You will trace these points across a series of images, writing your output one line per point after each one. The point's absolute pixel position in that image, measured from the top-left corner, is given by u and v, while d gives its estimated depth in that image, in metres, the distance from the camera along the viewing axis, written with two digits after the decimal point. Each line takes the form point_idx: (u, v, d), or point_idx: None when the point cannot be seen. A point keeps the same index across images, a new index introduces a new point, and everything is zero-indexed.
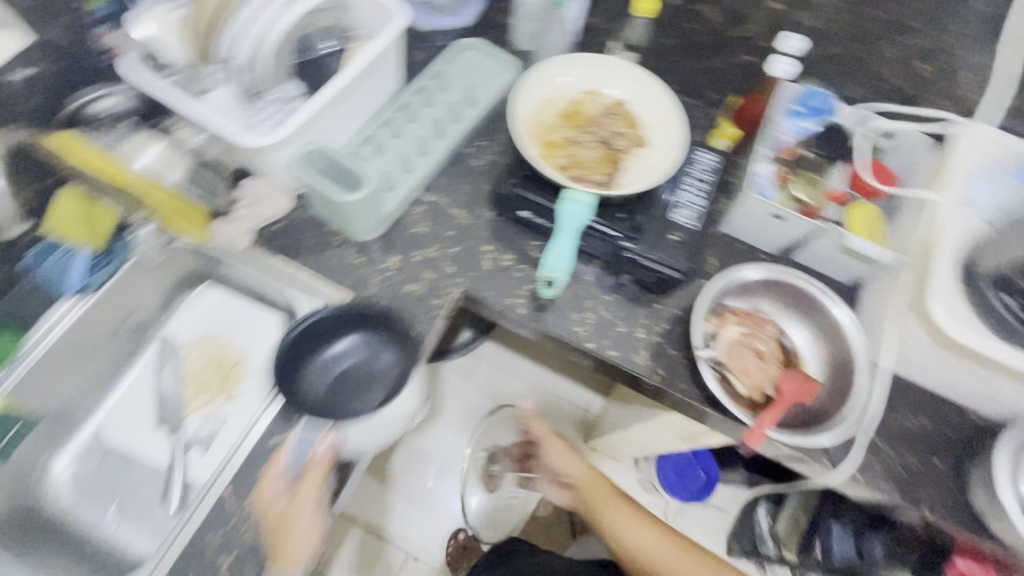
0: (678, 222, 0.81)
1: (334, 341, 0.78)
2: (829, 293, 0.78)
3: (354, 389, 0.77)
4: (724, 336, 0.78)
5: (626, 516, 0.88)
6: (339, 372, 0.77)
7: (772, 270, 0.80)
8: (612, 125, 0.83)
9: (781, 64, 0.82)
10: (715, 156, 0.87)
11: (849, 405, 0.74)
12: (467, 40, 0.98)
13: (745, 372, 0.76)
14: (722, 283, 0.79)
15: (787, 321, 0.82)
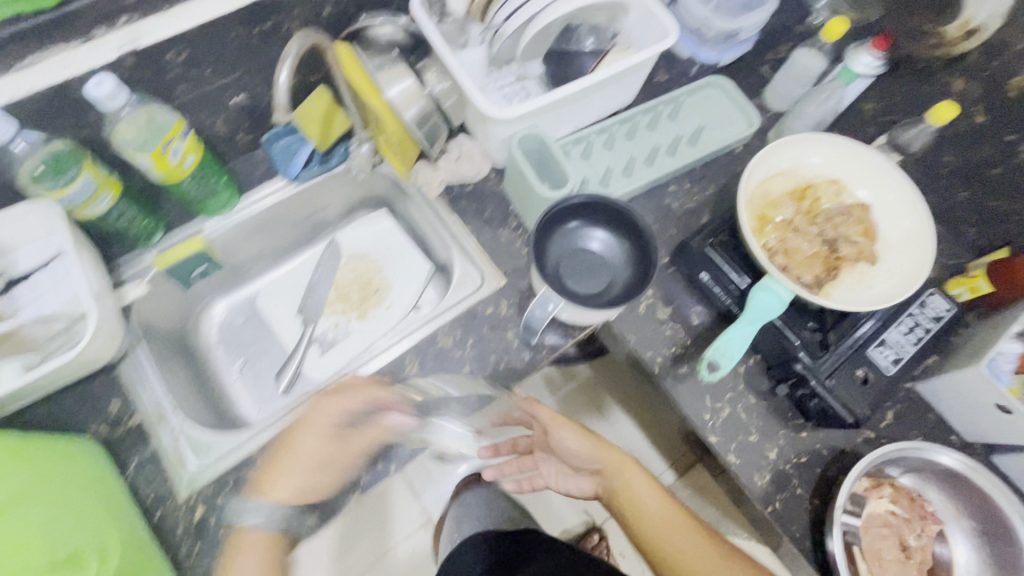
0: (873, 358, 0.70)
1: (585, 227, 0.77)
2: None
3: (591, 273, 0.75)
4: (871, 507, 0.67)
5: (637, 484, 0.72)
6: (577, 254, 0.76)
7: (978, 469, 0.65)
8: (845, 227, 0.73)
9: None
10: (950, 308, 0.73)
11: None
12: (718, 77, 0.91)
13: (877, 558, 0.65)
14: (902, 452, 0.66)
15: (955, 526, 0.68)
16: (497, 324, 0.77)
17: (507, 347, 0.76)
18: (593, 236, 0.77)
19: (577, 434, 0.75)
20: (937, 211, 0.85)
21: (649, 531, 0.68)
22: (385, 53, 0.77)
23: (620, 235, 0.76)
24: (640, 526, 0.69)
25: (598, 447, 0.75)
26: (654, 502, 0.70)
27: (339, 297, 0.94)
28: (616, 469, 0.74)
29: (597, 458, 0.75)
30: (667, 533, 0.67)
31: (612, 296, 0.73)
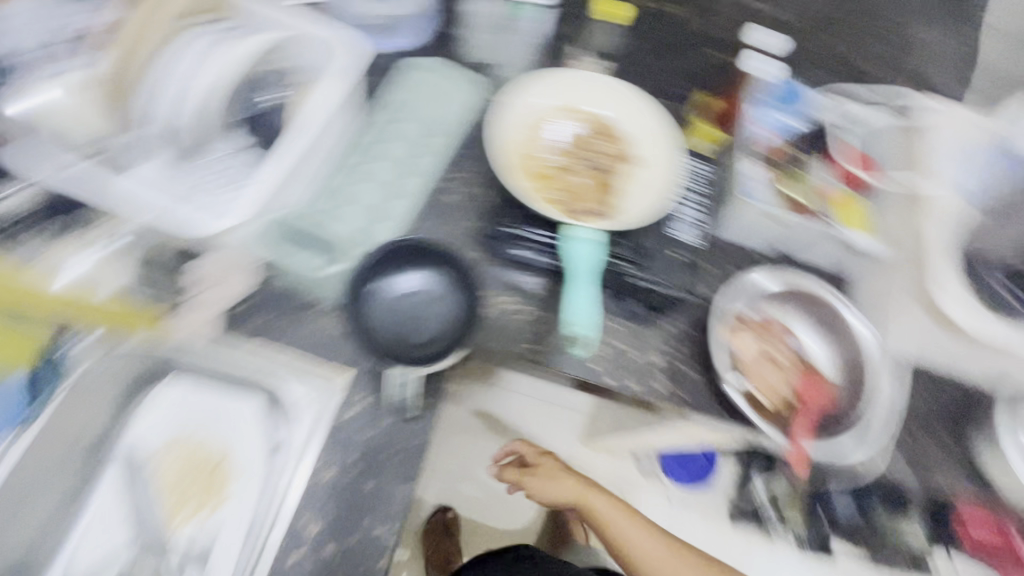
0: (680, 238, 0.81)
1: (387, 279, 0.69)
2: (835, 292, 0.79)
3: (420, 319, 0.68)
4: (743, 351, 0.77)
5: (610, 511, 0.87)
6: (395, 311, 0.68)
7: (781, 275, 0.80)
8: (600, 147, 0.78)
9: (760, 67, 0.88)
10: (709, 165, 0.85)
11: (867, 403, 0.75)
12: (418, 57, 0.87)
13: (767, 384, 0.76)
14: (729, 296, 0.78)
15: (797, 322, 0.82)
16: (370, 422, 0.68)
17: (392, 436, 0.68)
18: (404, 283, 0.69)
19: (557, 481, 0.90)
20: None
21: (628, 532, 0.85)
22: (45, 229, 0.65)
23: (428, 267, 0.70)
24: (621, 545, 0.85)
25: (565, 483, 0.90)
26: (637, 535, 0.85)
27: (179, 501, 0.75)
28: (582, 496, 0.89)
29: (563, 496, 0.90)
30: (639, 541, 0.84)
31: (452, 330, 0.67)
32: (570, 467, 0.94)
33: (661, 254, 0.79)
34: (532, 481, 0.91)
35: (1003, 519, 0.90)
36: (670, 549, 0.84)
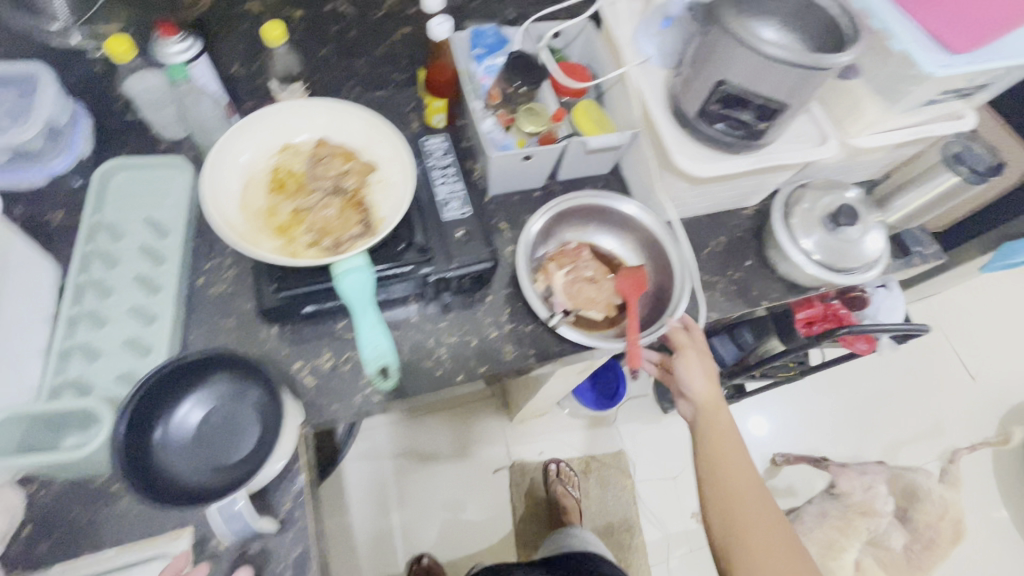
0: (454, 217, 0.78)
1: (169, 420, 0.61)
2: (608, 195, 0.84)
3: (224, 440, 0.62)
4: (559, 285, 0.81)
5: (725, 436, 0.75)
6: (193, 445, 0.61)
7: (559, 202, 0.82)
8: (329, 169, 0.73)
9: (437, 27, 0.76)
10: (443, 138, 0.84)
11: (676, 272, 0.82)
12: (105, 163, 0.78)
13: (591, 302, 0.80)
14: (525, 242, 0.79)
15: (594, 233, 0.88)
16: (235, 559, 0.62)
17: (267, 559, 0.62)
18: (184, 413, 0.62)
19: (705, 367, 0.78)
20: (367, 85, 0.94)
21: (771, 514, 0.71)
22: None
23: (197, 383, 0.63)
24: (745, 523, 0.71)
25: (714, 389, 0.79)
26: (723, 432, 0.76)
27: None
28: (717, 413, 0.78)
29: (702, 395, 0.78)
30: (731, 458, 0.74)
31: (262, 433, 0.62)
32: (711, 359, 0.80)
33: (441, 242, 0.76)
34: (681, 358, 0.78)
35: (827, 300, 1.04)
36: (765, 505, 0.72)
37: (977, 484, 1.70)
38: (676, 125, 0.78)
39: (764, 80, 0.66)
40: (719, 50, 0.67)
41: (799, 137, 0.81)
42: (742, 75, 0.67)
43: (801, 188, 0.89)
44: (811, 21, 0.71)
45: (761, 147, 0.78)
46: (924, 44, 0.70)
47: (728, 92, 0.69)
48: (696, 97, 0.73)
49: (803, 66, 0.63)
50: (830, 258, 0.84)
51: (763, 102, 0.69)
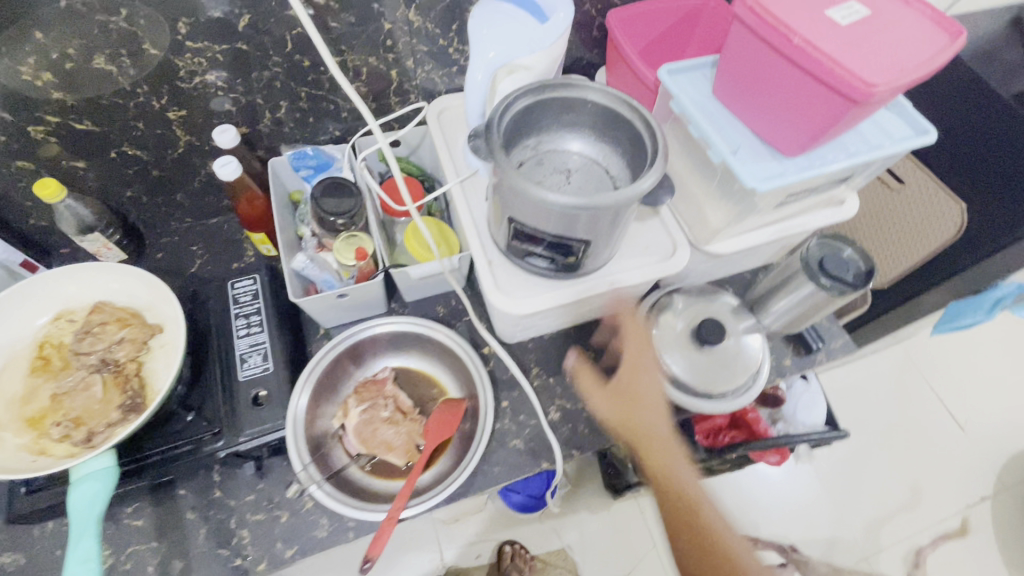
0: (252, 376, 0.68)
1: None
2: (417, 320, 0.77)
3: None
4: (353, 426, 0.71)
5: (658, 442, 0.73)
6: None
7: (358, 331, 0.75)
8: (98, 341, 0.65)
9: (222, 170, 0.70)
10: (254, 277, 0.75)
11: (487, 410, 0.72)
12: None
13: (386, 447, 0.70)
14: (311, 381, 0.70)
15: (410, 357, 0.79)
16: None
17: None
18: None
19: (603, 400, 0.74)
20: (196, 214, 0.87)
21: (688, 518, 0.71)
22: None
23: None
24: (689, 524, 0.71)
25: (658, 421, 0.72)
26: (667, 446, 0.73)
27: None
28: (662, 434, 0.72)
29: (646, 425, 0.72)
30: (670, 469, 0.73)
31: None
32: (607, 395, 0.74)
33: (232, 410, 0.67)
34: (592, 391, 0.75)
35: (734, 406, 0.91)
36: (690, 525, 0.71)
37: (974, 558, 1.51)
38: (497, 251, 0.70)
39: (551, 223, 0.57)
40: (502, 188, 0.57)
41: (646, 249, 0.71)
42: (530, 216, 0.57)
43: (668, 295, 0.79)
44: (620, 134, 0.62)
45: (594, 269, 0.69)
46: (752, 153, 0.61)
47: (523, 231, 0.60)
48: (501, 229, 0.65)
49: (584, 209, 0.54)
50: (698, 381, 0.73)
51: (562, 240, 0.60)
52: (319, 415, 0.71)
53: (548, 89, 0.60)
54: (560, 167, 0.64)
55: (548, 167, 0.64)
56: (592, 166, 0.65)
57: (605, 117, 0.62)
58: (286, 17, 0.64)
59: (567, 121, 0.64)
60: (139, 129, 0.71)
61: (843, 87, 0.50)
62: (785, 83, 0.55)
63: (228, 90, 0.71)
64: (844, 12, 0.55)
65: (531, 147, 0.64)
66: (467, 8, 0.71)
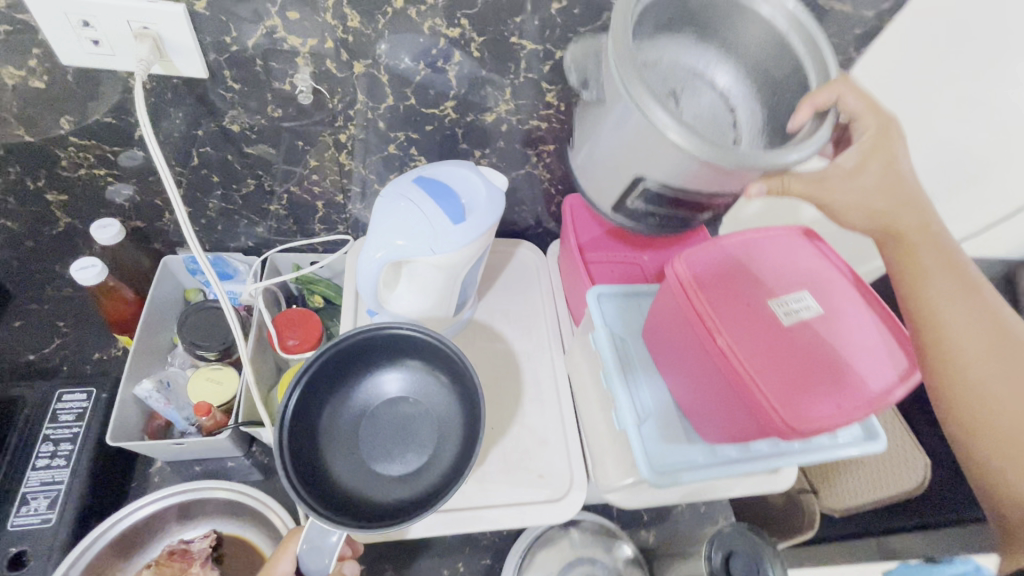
0: (24, 525, 0.57)
1: (385, 371, 0.58)
2: (254, 492, 0.63)
3: (399, 441, 0.56)
4: None
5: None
6: (383, 416, 0.57)
7: (176, 492, 0.62)
8: None
9: (81, 273, 0.60)
10: (88, 392, 0.64)
11: None
12: None
13: None
14: (91, 553, 0.57)
15: (241, 528, 0.65)
16: None
17: None
18: None
19: (893, 151, 0.43)
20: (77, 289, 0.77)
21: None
22: None
23: None
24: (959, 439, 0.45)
25: (877, 174, 0.44)
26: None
27: None
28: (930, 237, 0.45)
29: (865, 210, 0.44)
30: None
31: (458, 439, 0.55)
32: (886, 131, 0.43)
33: None
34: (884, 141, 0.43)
35: None
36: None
37: None
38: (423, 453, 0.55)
39: (682, 177, 0.41)
40: (592, 127, 0.44)
41: (535, 481, 0.60)
42: (636, 167, 0.42)
43: (561, 527, 0.67)
44: (772, 83, 0.46)
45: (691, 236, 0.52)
46: (658, 423, 0.51)
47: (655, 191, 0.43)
48: (609, 185, 0.45)
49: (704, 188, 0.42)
50: None
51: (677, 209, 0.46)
52: None
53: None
54: (680, 91, 0.45)
55: (674, 89, 0.45)
56: (721, 101, 0.47)
57: (742, 29, 0.45)
58: (191, 134, 0.58)
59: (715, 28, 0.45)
60: (10, 203, 0.63)
61: (762, 416, 0.42)
62: (704, 374, 0.46)
63: (120, 185, 0.63)
64: (789, 309, 0.46)
65: (668, 64, 0.46)
66: (406, 163, 0.65)
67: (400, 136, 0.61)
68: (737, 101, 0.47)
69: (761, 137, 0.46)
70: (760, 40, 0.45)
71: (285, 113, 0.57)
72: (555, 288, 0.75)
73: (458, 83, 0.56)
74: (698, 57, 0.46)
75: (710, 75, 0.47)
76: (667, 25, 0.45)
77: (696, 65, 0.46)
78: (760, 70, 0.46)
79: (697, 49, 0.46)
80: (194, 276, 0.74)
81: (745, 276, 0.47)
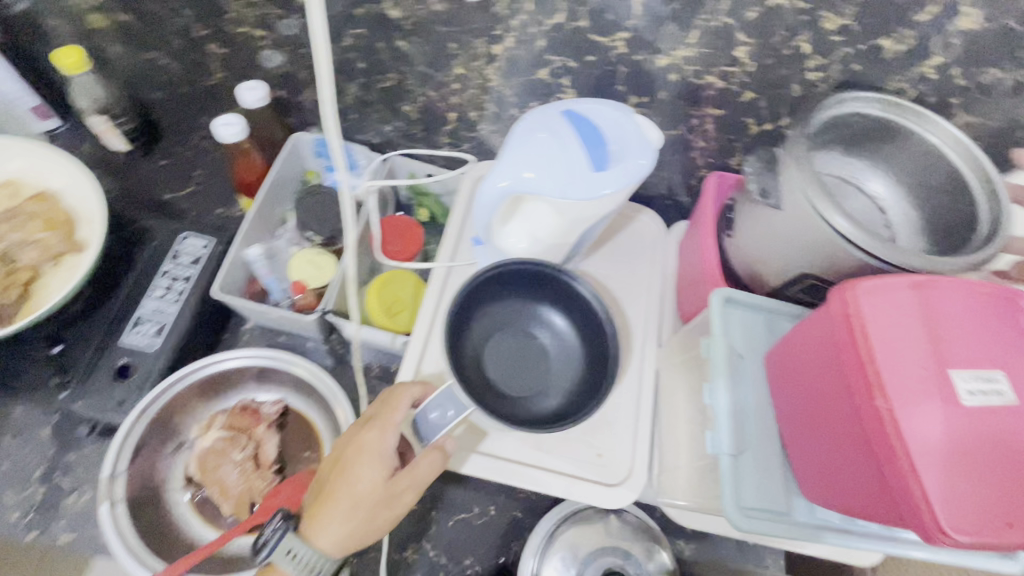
0: (133, 344, 0.62)
1: (522, 299, 0.57)
2: (329, 381, 0.66)
3: (521, 373, 0.55)
4: (203, 448, 0.64)
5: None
6: (505, 345, 0.56)
7: (264, 356, 0.67)
8: (16, 229, 0.61)
9: (219, 129, 0.62)
10: (207, 241, 0.68)
11: None
12: None
13: (219, 491, 0.62)
14: (182, 381, 0.63)
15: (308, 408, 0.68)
16: None
17: None
18: None
19: None
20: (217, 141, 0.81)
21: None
22: None
23: None
24: None
25: None
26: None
27: None
28: None
29: None
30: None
31: (576, 378, 0.54)
32: None
33: (92, 368, 0.61)
34: None
35: None
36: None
37: None
38: (534, 389, 0.54)
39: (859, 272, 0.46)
40: (787, 212, 0.48)
41: (592, 460, 0.58)
42: (810, 259, 0.48)
43: (598, 511, 0.65)
44: (945, 189, 0.49)
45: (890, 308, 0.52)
46: (759, 462, 0.45)
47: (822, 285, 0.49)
48: (770, 274, 0.53)
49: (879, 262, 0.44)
50: None
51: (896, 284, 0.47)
52: (181, 415, 0.64)
53: (871, 110, 0.49)
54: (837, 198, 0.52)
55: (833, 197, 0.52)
56: (874, 209, 0.52)
57: (904, 146, 0.50)
58: (350, 12, 0.56)
59: (871, 157, 0.52)
60: (176, 45, 0.65)
61: (906, 509, 0.35)
62: (841, 435, 0.39)
63: (273, 50, 0.63)
64: (979, 386, 0.37)
65: (826, 175, 0.52)
66: (553, 92, 0.60)
67: (557, 61, 0.55)
68: (888, 201, 0.53)
69: (917, 236, 0.51)
70: (911, 160, 0.50)
71: (447, 8, 0.53)
72: (668, 270, 0.68)
73: (639, 13, 0.49)
74: (852, 168, 0.53)
75: (859, 182, 0.53)
76: (824, 143, 0.51)
77: (844, 174, 0.53)
78: (913, 178, 0.51)
79: (850, 160, 0.53)
80: (318, 157, 0.74)
81: (933, 333, 0.38)
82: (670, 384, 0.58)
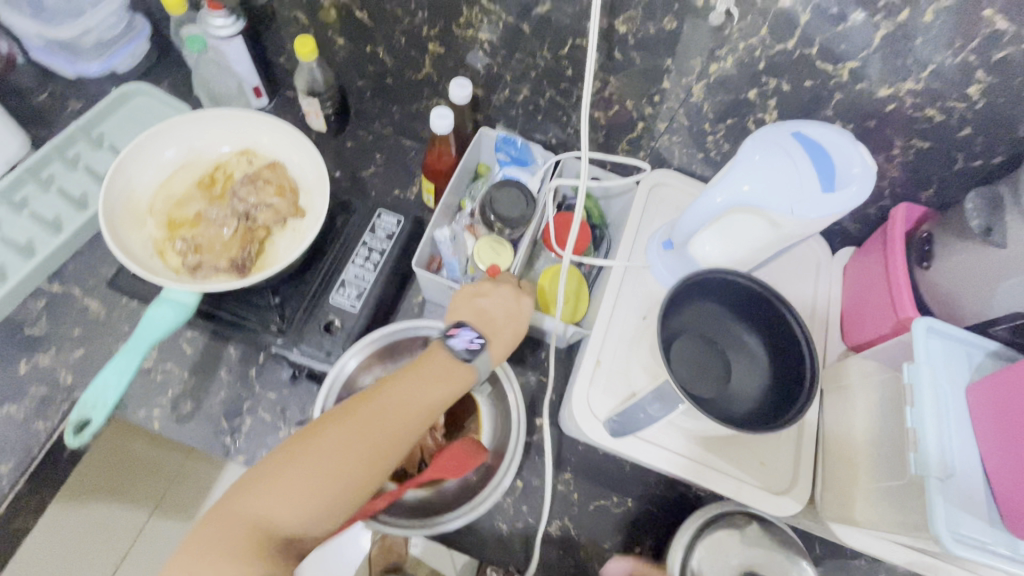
0: (339, 303, 0.70)
1: (709, 304, 0.58)
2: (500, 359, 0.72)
3: (707, 374, 0.55)
4: None
5: (396, 440, 0.52)
6: (690, 344, 0.56)
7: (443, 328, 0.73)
8: (255, 192, 0.69)
9: (435, 119, 0.69)
10: (399, 219, 0.76)
11: (497, 477, 0.67)
12: (134, 84, 0.84)
13: None
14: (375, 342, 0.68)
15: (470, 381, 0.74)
16: None
17: None
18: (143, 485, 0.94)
19: None
20: (398, 128, 0.90)
21: (328, 483, 0.48)
22: None
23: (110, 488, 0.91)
24: None
25: None
26: (408, 413, 0.54)
27: None
28: None
29: None
30: (326, 459, 0.48)
31: (761, 386, 0.56)
32: None
33: (305, 321, 0.69)
34: None
35: None
36: (298, 449, 0.49)
37: None
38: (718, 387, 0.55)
39: None
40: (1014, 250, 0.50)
41: (755, 467, 0.60)
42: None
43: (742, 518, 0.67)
44: None
45: None
46: (963, 493, 0.46)
47: None
48: (967, 307, 0.55)
49: None
50: None
51: None
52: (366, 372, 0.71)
53: None
54: None
55: None
56: None
57: None
58: (579, 24, 0.60)
59: None
60: (399, 41, 0.73)
61: None
62: None
63: (486, 53, 0.69)
64: None
65: None
66: (754, 112, 0.62)
67: (770, 83, 0.58)
68: None
69: None
70: None
71: (679, 27, 0.56)
72: (829, 292, 0.70)
73: (876, 47, 0.51)
74: None
75: None
76: None
77: None
78: None
79: None
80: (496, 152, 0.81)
81: None
82: (839, 404, 0.60)
